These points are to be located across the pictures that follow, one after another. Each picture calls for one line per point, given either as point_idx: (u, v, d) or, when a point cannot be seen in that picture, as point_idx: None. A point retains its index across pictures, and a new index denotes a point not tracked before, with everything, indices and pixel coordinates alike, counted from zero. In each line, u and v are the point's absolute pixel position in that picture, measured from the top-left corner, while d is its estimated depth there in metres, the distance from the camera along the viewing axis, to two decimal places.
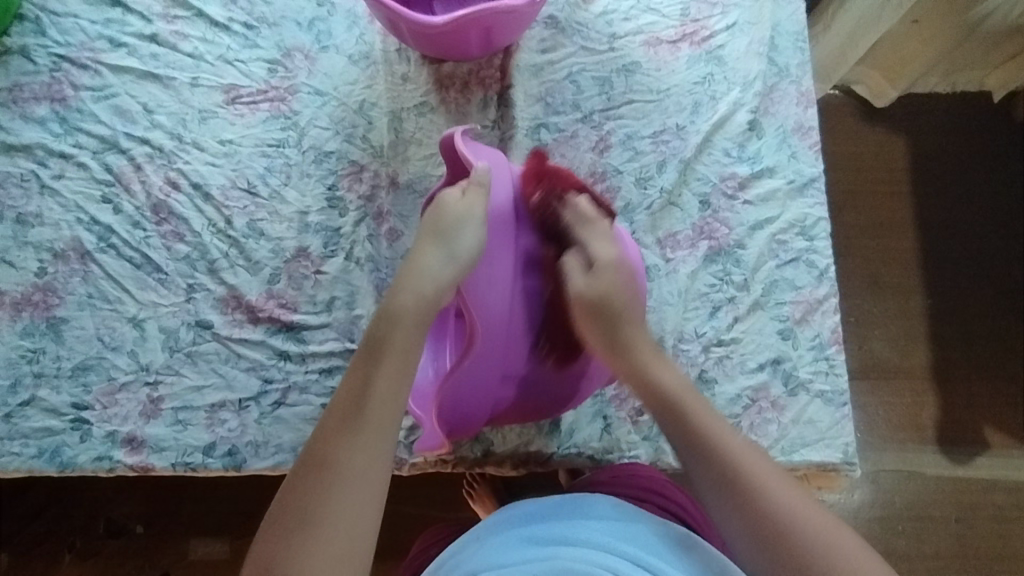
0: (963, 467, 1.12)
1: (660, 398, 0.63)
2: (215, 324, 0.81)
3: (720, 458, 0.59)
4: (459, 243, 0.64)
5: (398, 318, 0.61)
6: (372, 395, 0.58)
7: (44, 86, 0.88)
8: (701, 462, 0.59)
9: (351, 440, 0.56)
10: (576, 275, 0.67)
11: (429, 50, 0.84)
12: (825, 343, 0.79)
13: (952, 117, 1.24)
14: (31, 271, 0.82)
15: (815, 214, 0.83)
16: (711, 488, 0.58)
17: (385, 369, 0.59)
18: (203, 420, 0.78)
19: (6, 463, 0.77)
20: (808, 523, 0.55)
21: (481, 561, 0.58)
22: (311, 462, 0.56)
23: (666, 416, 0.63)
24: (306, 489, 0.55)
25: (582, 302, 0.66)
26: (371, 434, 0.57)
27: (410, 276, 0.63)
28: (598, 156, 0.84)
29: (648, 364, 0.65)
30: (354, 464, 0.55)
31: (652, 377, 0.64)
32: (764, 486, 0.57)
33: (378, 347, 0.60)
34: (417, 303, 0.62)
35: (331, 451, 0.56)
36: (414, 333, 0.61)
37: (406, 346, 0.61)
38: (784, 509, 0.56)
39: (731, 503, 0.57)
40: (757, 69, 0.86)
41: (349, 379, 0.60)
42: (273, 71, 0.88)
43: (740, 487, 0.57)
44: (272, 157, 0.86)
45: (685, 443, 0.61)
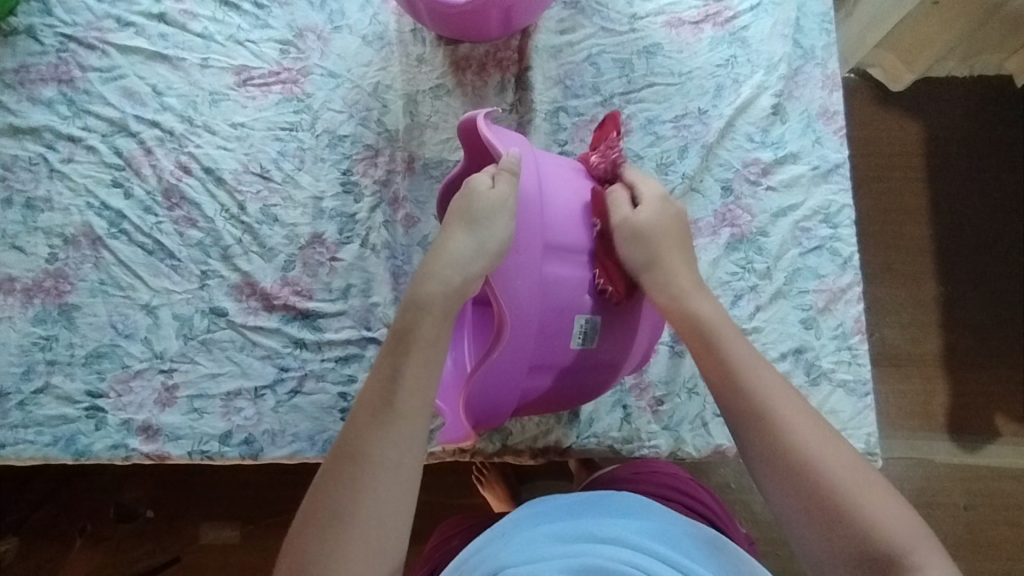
0: (974, 455, 1.12)
1: (695, 326, 0.61)
2: (229, 312, 0.80)
3: (752, 374, 0.57)
4: (489, 233, 0.60)
5: (425, 304, 0.58)
6: (403, 386, 0.55)
7: (50, 67, 0.86)
8: (729, 392, 0.57)
9: (381, 431, 0.54)
10: (621, 209, 0.66)
11: (446, 30, 0.82)
12: (848, 333, 0.78)
13: (971, 99, 1.22)
14: (41, 257, 0.81)
15: (839, 202, 0.81)
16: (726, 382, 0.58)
17: (415, 360, 0.56)
18: (219, 408, 0.78)
19: (20, 451, 0.76)
20: (798, 412, 0.55)
21: (506, 555, 0.56)
22: (342, 455, 0.54)
23: (692, 333, 0.61)
24: (337, 482, 0.53)
25: (626, 228, 0.64)
26: (402, 425, 0.54)
27: (443, 257, 0.59)
28: (618, 141, 0.83)
29: (688, 296, 0.63)
30: (385, 456, 0.53)
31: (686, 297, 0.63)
32: (795, 415, 0.54)
33: (407, 334, 0.57)
34: (444, 294, 0.58)
35: (361, 442, 0.54)
36: (440, 325, 0.58)
37: (434, 337, 0.57)
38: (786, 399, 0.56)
39: (762, 425, 0.55)
40: (781, 51, 0.84)
41: (377, 366, 0.57)
42: (284, 52, 0.86)
43: (770, 410, 0.55)
44: (285, 140, 0.84)
45: (712, 363, 0.59)
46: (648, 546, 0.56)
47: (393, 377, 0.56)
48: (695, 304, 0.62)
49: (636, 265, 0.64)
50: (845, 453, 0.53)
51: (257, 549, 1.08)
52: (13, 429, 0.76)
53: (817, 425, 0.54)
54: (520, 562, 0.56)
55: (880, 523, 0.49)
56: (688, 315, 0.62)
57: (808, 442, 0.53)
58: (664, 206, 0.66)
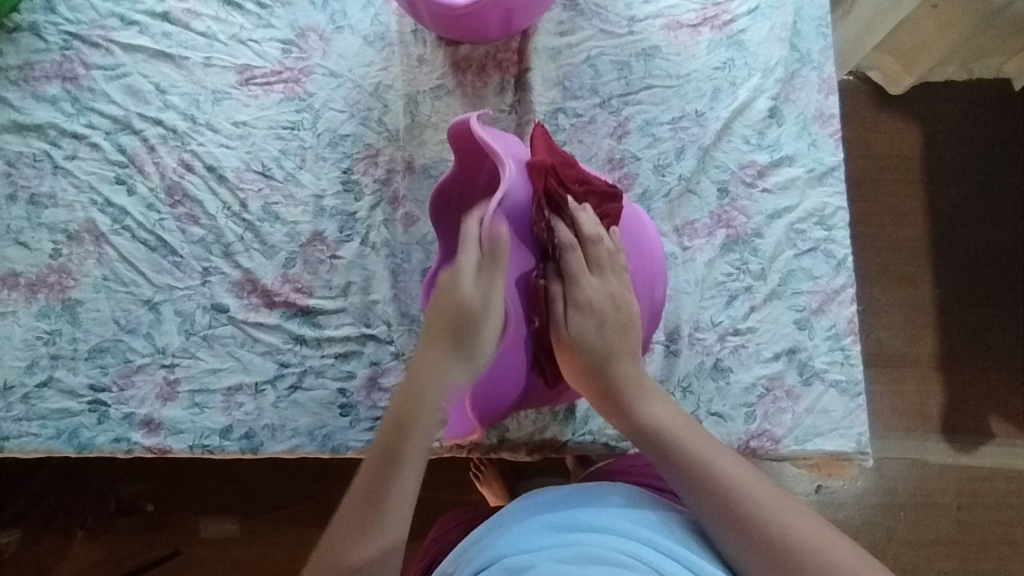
0: (967, 456, 1.13)
1: (652, 433, 0.62)
2: (230, 308, 0.81)
3: (718, 477, 0.58)
4: (480, 312, 0.59)
5: (410, 423, 0.59)
6: (399, 462, 0.58)
7: (55, 65, 0.87)
8: (701, 491, 0.58)
9: (379, 505, 0.57)
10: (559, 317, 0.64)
11: (448, 31, 0.83)
12: (842, 334, 0.79)
13: (967, 102, 1.23)
14: (45, 253, 0.82)
15: (833, 204, 0.82)
16: (694, 491, 0.59)
17: (413, 434, 0.59)
18: (220, 403, 0.79)
19: (24, 444, 0.77)
20: (768, 508, 0.56)
21: (505, 546, 0.58)
22: (345, 529, 0.57)
23: (653, 449, 0.62)
24: (338, 544, 0.57)
25: (564, 342, 0.64)
26: (398, 498, 0.58)
27: (424, 375, 0.59)
28: (616, 142, 0.84)
29: (635, 399, 0.64)
30: (379, 528, 0.57)
31: (641, 412, 0.63)
32: (758, 499, 0.57)
33: (392, 453, 0.58)
34: (440, 369, 0.59)
35: (361, 513, 0.57)
36: (438, 395, 0.60)
37: (431, 409, 0.59)
38: (753, 493, 0.57)
39: (737, 530, 0.56)
40: (778, 55, 0.85)
41: (360, 478, 0.59)
42: (287, 51, 0.87)
43: (736, 508, 0.57)
44: (287, 139, 0.85)
45: (677, 473, 0.60)
46: (643, 536, 0.57)
47: (392, 450, 0.59)
48: (645, 404, 0.63)
49: (590, 371, 0.64)
50: (809, 521, 0.56)
51: (258, 543, 1.09)
52: (18, 422, 0.78)
53: (790, 509, 0.56)
54: (518, 552, 0.57)
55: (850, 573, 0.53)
56: (647, 433, 0.62)
57: (783, 535, 0.55)
58: (607, 300, 0.64)
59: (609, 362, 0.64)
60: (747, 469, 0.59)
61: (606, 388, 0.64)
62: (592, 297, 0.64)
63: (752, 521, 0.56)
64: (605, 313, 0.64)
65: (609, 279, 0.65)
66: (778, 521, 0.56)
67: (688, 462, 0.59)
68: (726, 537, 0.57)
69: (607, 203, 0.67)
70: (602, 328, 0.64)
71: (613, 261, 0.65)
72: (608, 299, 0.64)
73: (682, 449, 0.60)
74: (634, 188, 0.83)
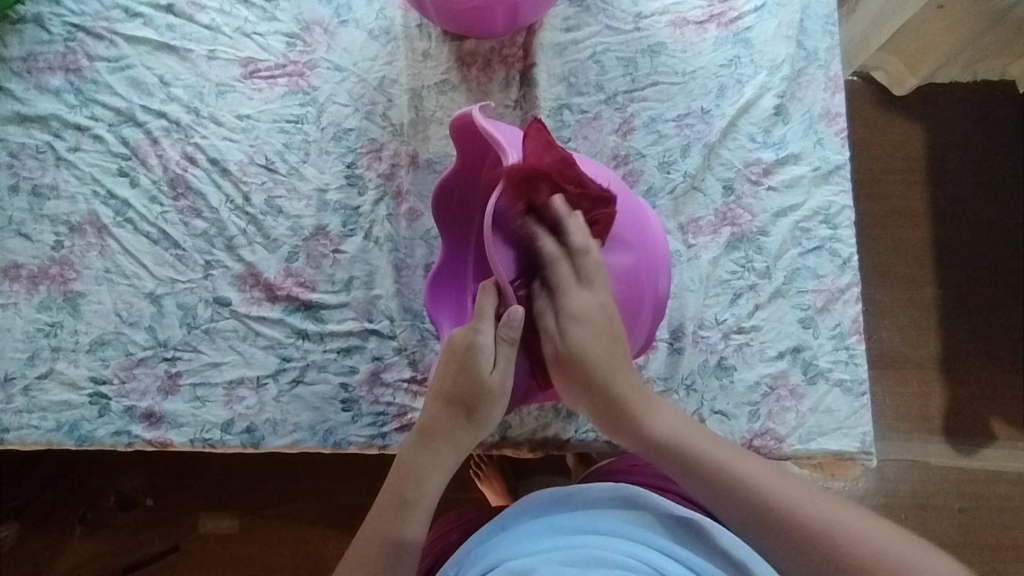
0: (969, 458, 1.13)
1: (665, 446, 0.62)
2: (232, 301, 0.81)
3: (743, 482, 0.60)
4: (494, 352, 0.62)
5: (427, 475, 0.62)
6: (420, 487, 0.62)
7: (58, 56, 0.86)
8: (729, 498, 0.60)
9: (400, 524, 0.61)
10: (555, 331, 0.64)
11: (452, 25, 0.83)
12: (846, 333, 0.78)
13: (971, 103, 1.23)
14: (47, 245, 0.82)
15: (839, 203, 0.82)
16: (722, 498, 0.60)
17: (432, 459, 0.62)
18: (221, 396, 0.78)
19: (24, 436, 0.77)
20: (799, 502, 0.58)
21: (507, 550, 0.57)
22: (367, 546, 0.60)
23: (670, 463, 0.62)
24: (362, 558, 0.60)
25: (564, 359, 0.64)
26: (418, 518, 0.61)
27: (442, 433, 0.63)
28: (621, 139, 0.83)
29: (641, 414, 0.63)
30: (400, 544, 0.60)
31: (648, 423, 0.63)
32: (786, 496, 0.59)
33: (409, 502, 0.61)
34: (458, 402, 0.63)
35: (383, 530, 0.60)
36: (456, 424, 0.63)
37: (450, 436, 0.63)
38: (779, 489, 0.59)
39: (775, 531, 0.58)
40: (784, 52, 0.85)
41: (371, 525, 0.61)
42: (292, 45, 0.87)
43: (770, 511, 0.58)
44: (290, 133, 0.85)
45: (700, 485, 0.61)
46: (645, 537, 0.57)
47: (414, 475, 0.62)
48: (651, 418, 0.64)
49: (595, 386, 0.64)
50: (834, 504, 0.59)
51: (257, 539, 1.09)
52: (18, 414, 0.77)
53: (817, 498, 0.59)
54: (521, 554, 0.56)
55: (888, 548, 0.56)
56: (660, 445, 0.63)
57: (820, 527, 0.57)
58: (601, 311, 0.63)
59: (611, 376, 0.63)
60: (764, 466, 0.61)
61: (613, 402, 0.64)
62: (582, 307, 0.63)
63: (789, 518, 0.58)
64: (598, 323, 0.63)
65: (598, 291, 0.64)
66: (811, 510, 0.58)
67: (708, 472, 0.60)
68: (764, 539, 0.59)
69: (600, 208, 0.64)
70: (599, 339, 0.63)
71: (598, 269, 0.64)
72: (601, 307, 0.63)
73: (701, 458, 0.61)
74: (639, 185, 0.82)
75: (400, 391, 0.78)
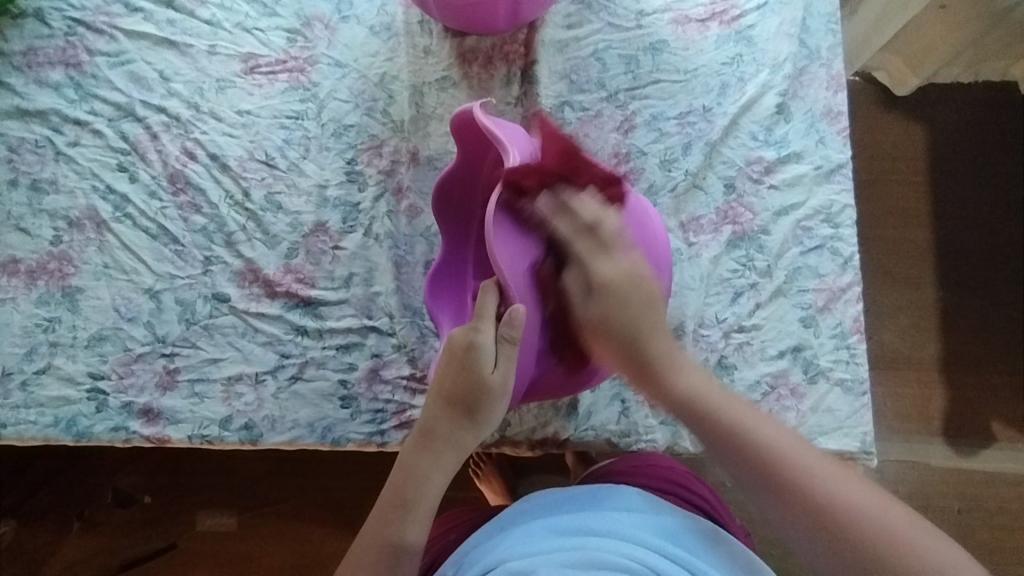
0: (968, 460, 1.12)
1: (687, 406, 0.60)
2: (231, 297, 0.80)
3: (760, 446, 0.56)
4: (493, 351, 0.61)
5: (428, 475, 0.61)
6: (420, 487, 0.61)
7: (58, 51, 0.86)
8: (742, 461, 0.56)
9: (400, 524, 0.60)
10: (577, 298, 0.61)
11: (454, 21, 0.83)
12: (847, 332, 0.78)
13: (972, 103, 1.22)
14: (45, 239, 0.81)
15: (840, 202, 0.82)
16: (736, 461, 0.57)
17: (432, 459, 0.62)
18: (220, 393, 0.78)
19: (21, 431, 0.76)
20: (814, 475, 0.54)
21: (506, 550, 0.57)
22: (368, 547, 0.59)
23: (692, 423, 0.60)
24: (363, 559, 0.59)
25: (590, 326, 0.61)
26: (419, 518, 0.60)
27: (442, 433, 0.62)
28: (622, 137, 0.83)
29: (668, 372, 0.61)
30: (401, 545, 0.59)
31: (672, 383, 0.60)
32: (804, 467, 0.55)
33: (409, 502, 0.60)
34: (458, 401, 0.62)
35: (383, 531, 0.59)
36: (457, 424, 0.62)
37: (451, 436, 0.62)
38: (797, 458, 0.55)
39: (783, 501, 0.54)
40: (787, 50, 0.85)
41: (372, 527, 0.60)
42: (292, 40, 0.86)
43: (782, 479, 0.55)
44: (290, 129, 0.85)
45: (717, 446, 0.58)
46: (645, 540, 0.57)
47: (414, 475, 0.61)
48: (683, 377, 0.61)
49: (619, 354, 0.61)
50: (859, 486, 0.53)
51: (255, 537, 1.09)
52: (16, 409, 0.77)
53: (837, 476, 0.54)
54: (520, 556, 0.56)
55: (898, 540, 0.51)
56: (683, 404, 0.60)
57: (829, 504, 0.53)
58: (631, 278, 0.60)
59: (641, 337, 0.60)
60: (792, 439, 0.56)
61: (639, 361, 0.61)
62: (608, 279, 0.60)
63: (797, 491, 0.54)
64: (625, 292, 0.60)
65: (624, 260, 0.61)
66: (826, 486, 0.53)
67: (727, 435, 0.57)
68: (772, 507, 0.55)
69: (610, 189, 0.65)
70: (625, 308, 0.60)
71: (617, 242, 0.61)
72: (627, 277, 0.60)
73: (722, 420, 0.58)
74: (640, 183, 0.82)
75: (399, 389, 0.78)
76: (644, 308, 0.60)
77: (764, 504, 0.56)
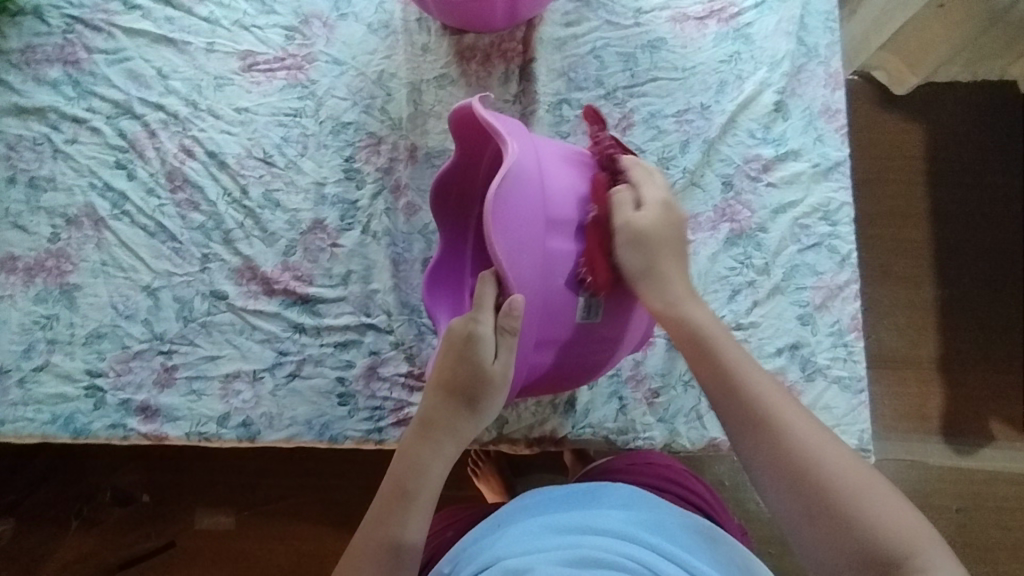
0: (967, 458, 1.12)
1: (689, 332, 0.62)
2: (229, 295, 0.80)
3: (746, 380, 0.58)
4: (492, 344, 0.61)
5: (427, 467, 0.61)
6: (420, 479, 0.61)
7: (57, 48, 0.86)
8: (727, 392, 0.58)
9: (401, 516, 0.59)
10: (623, 210, 0.64)
11: (452, 19, 0.83)
12: (844, 330, 0.78)
13: (970, 102, 1.22)
14: (43, 237, 0.81)
15: (838, 200, 0.82)
16: (721, 390, 0.59)
17: (432, 451, 0.62)
18: (218, 390, 0.78)
19: (19, 428, 0.76)
20: (790, 419, 0.55)
21: (503, 548, 0.57)
22: (368, 539, 0.59)
23: (689, 348, 0.62)
24: (363, 552, 0.58)
25: (621, 232, 0.63)
26: (419, 510, 0.60)
27: (442, 425, 0.62)
28: (620, 134, 0.83)
29: (679, 299, 0.63)
30: (401, 535, 0.59)
31: (680, 308, 0.63)
32: (783, 412, 0.56)
33: (409, 494, 0.60)
34: (458, 393, 0.62)
35: (384, 523, 0.59)
36: (456, 416, 0.62)
37: (450, 428, 0.62)
38: (776, 404, 0.56)
39: (759, 434, 0.56)
40: (785, 48, 0.85)
41: (372, 520, 0.60)
42: (290, 38, 0.86)
43: (759, 415, 0.56)
44: (289, 126, 0.85)
45: (708, 375, 0.60)
46: (643, 538, 0.56)
47: (414, 468, 0.61)
48: (689, 312, 0.63)
49: (632, 269, 0.63)
50: (834, 442, 0.54)
51: (253, 535, 1.09)
52: (13, 407, 0.77)
53: (814, 428, 0.55)
54: (516, 553, 0.56)
55: (854, 492, 0.51)
56: (684, 330, 0.62)
57: (798, 444, 0.54)
58: (671, 216, 0.64)
59: (659, 258, 0.63)
60: (778, 390, 0.58)
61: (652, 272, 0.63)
62: (656, 202, 0.64)
63: (771, 428, 0.55)
64: (668, 223, 0.63)
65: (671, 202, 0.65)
66: (800, 431, 0.54)
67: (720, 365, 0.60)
68: (747, 439, 0.56)
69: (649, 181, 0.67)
70: (663, 229, 0.63)
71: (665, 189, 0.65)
72: (668, 211, 0.64)
73: (718, 351, 0.60)
74: None
75: (396, 386, 0.78)
76: (672, 245, 0.64)
77: (742, 444, 0.57)
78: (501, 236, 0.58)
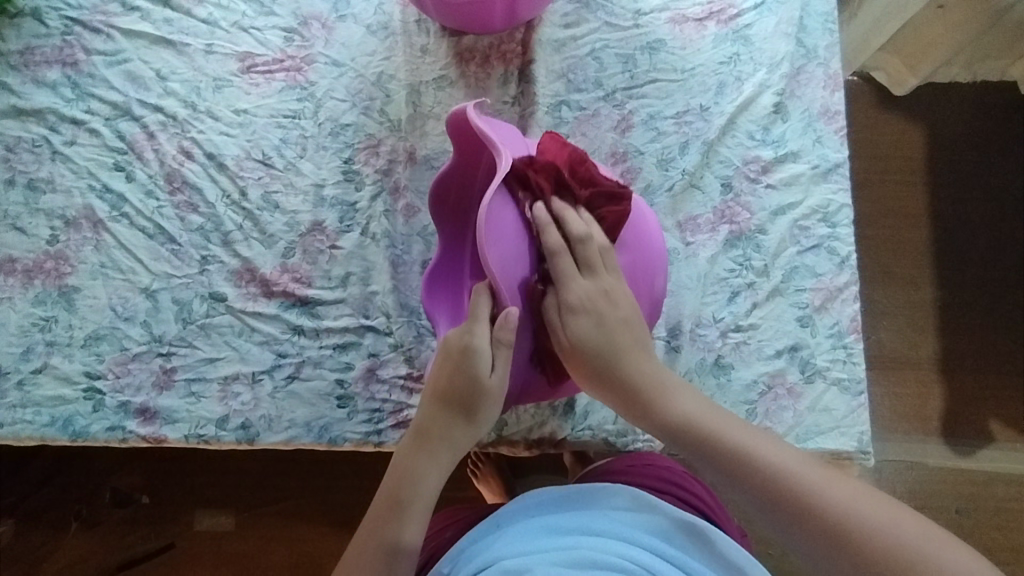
0: (966, 459, 1.12)
1: (679, 429, 0.61)
2: (228, 297, 0.80)
3: (747, 458, 0.57)
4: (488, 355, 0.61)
5: (424, 475, 0.61)
6: (416, 486, 0.61)
7: (55, 50, 0.86)
8: (737, 478, 0.57)
9: (396, 523, 0.60)
10: (562, 324, 0.63)
11: (451, 20, 0.83)
12: (844, 332, 0.78)
13: (969, 104, 1.22)
14: (42, 238, 0.81)
15: (837, 201, 0.82)
16: (726, 477, 0.58)
17: (429, 459, 0.62)
18: (216, 392, 0.78)
19: (17, 431, 0.76)
20: (804, 483, 0.55)
21: (502, 549, 0.57)
22: (364, 546, 0.59)
23: (682, 443, 0.61)
24: (360, 558, 0.59)
25: (574, 351, 0.63)
26: (416, 517, 0.60)
27: (438, 432, 0.62)
28: (619, 136, 0.83)
29: (652, 397, 0.62)
30: (397, 543, 0.59)
31: (660, 404, 0.62)
32: (793, 478, 0.55)
33: (405, 502, 0.60)
34: (453, 401, 0.62)
35: (380, 530, 0.59)
36: (452, 424, 0.62)
37: (447, 436, 0.62)
38: (782, 466, 0.56)
39: (782, 515, 0.55)
40: (784, 50, 0.85)
41: (369, 526, 0.60)
42: (289, 39, 0.86)
43: (774, 492, 0.55)
44: (287, 128, 0.84)
45: (712, 468, 0.59)
46: (643, 542, 0.57)
47: (410, 475, 0.61)
48: (672, 404, 0.62)
49: (605, 369, 0.63)
50: (845, 484, 0.55)
51: (253, 536, 1.09)
52: (12, 409, 0.77)
53: (824, 475, 0.55)
54: (515, 554, 0.56)
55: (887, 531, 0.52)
56: (672, 428, 0.61)
57: (822, 508, 0.53)
58: (611, 301, 0.64)
59: (620, 360, 0.63)
60: (778, 448, 0.58)
61: (623, 382, 0.63)
62: (585, 296, 0.63)
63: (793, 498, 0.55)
64: (603, 309, 0.63)
65: (602, 277, 0.64)
66: (816, 493, 0.54)
67: (715, 451, 0.58)
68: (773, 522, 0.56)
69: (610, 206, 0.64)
70: (603, 327, 0.63)
71: (601, 259, 0.64)
72: (603, 294, 0.63)
73: (708, 437, 0.59)
74: (637, 183, 0.82)
75: (395, 388, 0.78)
76: (624, 332, 0.64)
77: (777, 525, 0.56)
78: (493, 250, 0.60)
